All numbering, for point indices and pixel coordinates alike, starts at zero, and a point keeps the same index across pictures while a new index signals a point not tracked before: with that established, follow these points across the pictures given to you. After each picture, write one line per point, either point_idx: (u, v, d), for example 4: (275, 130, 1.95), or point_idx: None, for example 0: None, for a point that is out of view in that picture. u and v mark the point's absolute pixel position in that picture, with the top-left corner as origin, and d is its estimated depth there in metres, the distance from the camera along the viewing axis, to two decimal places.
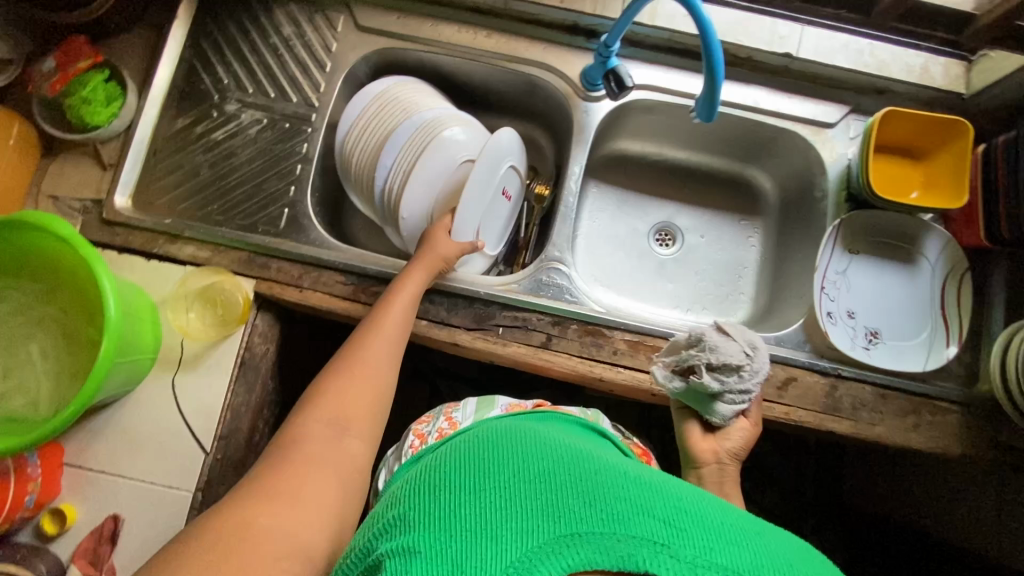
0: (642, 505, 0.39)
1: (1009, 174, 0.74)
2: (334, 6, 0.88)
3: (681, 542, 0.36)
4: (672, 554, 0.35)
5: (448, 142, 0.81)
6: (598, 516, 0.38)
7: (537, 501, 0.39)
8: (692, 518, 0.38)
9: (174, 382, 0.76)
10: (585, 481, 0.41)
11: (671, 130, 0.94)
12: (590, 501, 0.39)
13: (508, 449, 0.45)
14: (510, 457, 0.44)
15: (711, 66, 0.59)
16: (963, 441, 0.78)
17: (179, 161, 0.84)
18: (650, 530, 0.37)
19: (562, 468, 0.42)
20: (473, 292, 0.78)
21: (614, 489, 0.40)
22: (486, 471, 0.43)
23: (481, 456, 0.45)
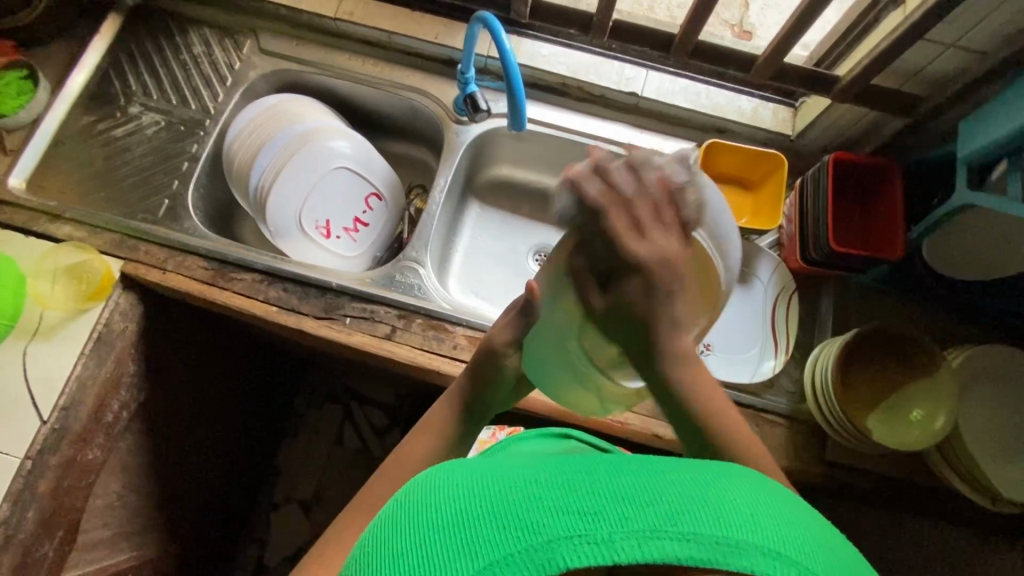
0: (554, 497, 0.30)
1: (815, 203, 0.79)
2: (243, 32, 0.99)
3: (599, 521, 0.29)
4: (591, 540, 0.29)
5: (320, 151, 0.90)
6: (513, 536, 0.29)
7: (452, 548, 0.30)
8: (609, 486, 0.31)
9: (25, 351, 0.79)
10: (498, 494, 0.32)
11: (545, 159, 1.01)
12: (506, 522, 0.30)
13: (422, 504, 0.34)
14: (422, 510, 0.34)
15: (512, 81, 0.71)
16: (790, 455, 0.79)
17: (78, 153, 0.92)
18: (565, 525, 0.29)
19: (480, 494, 0.32)
20: (325, 282, 0.83)
21: (525, 487, 0.32)
22: (396, 534, 0.33)
23: (399, 514, 0.35)
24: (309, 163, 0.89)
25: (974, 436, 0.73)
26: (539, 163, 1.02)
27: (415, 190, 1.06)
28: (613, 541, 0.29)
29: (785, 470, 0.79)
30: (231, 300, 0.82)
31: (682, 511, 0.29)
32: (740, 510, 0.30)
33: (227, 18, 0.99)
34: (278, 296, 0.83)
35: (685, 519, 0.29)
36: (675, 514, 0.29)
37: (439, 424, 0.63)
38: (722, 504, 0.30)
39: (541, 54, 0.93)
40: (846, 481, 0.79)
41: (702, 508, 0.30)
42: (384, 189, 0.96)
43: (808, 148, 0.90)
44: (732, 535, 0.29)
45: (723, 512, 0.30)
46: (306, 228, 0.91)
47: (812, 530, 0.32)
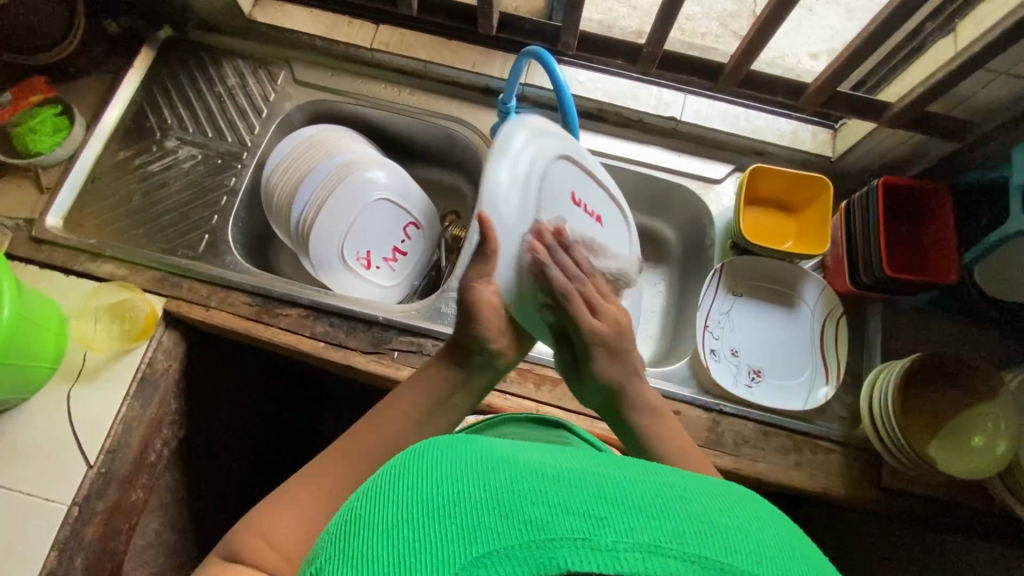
0: (556, 491, 0.28)
1: (865, 227, 0.79)
2: (277, 63, 0.98)
3: (606, 527, 0.27)
4: (595, 547, 0.26)
5: (360, 181, 0.89)
6: (512, 527, 0.27)
7: (444, 525, 0.27)
8: (619, 491, 0.29)
9: (70, 394, 0.78)
10: (499, 478, 0.29)
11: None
12: (503, 509, 0.27)
13: (417, 464, 0.32)
14: (414, 473, 0.31)
15: (566, 115, 0.70)
16: (848, 482, 0.78)
17: (115, 189, 0.91)
18: (569, 528, 0.27)
19: (477, 470, 0.30)
20: (371, 316, 0.82)
21: (528, 474, 0.29)
22: (381, 499, 0.30)
23: (384, 478, 0.32)
24: (353, 185, 0.88)
25: None
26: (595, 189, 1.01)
27: (450, 216, 1.05)
28: (615, 550, 0.26)
29: (842, 498, 0.78)
30: (278, 337, 0.81)
31: (691, 531, 0.27)
32: (743, 533, 0.29)
33: (261, 49, 0.99)
34: (324, 331, 0.82)
35: (695, 539, 0.27)
36: (685, 534, 0.27)
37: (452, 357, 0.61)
38: (726, 525, 0.29)
39: (579, 80, 0.93)
40: (906, 507, 0.78)
41: (713, 532, 0.28)
42: (422, 220, 0.96)
43: (849, 170, 0.90)
44: (738, 564, 0.27)
45: (728, 533, 0.28)
46: (347, 259, 0.90)
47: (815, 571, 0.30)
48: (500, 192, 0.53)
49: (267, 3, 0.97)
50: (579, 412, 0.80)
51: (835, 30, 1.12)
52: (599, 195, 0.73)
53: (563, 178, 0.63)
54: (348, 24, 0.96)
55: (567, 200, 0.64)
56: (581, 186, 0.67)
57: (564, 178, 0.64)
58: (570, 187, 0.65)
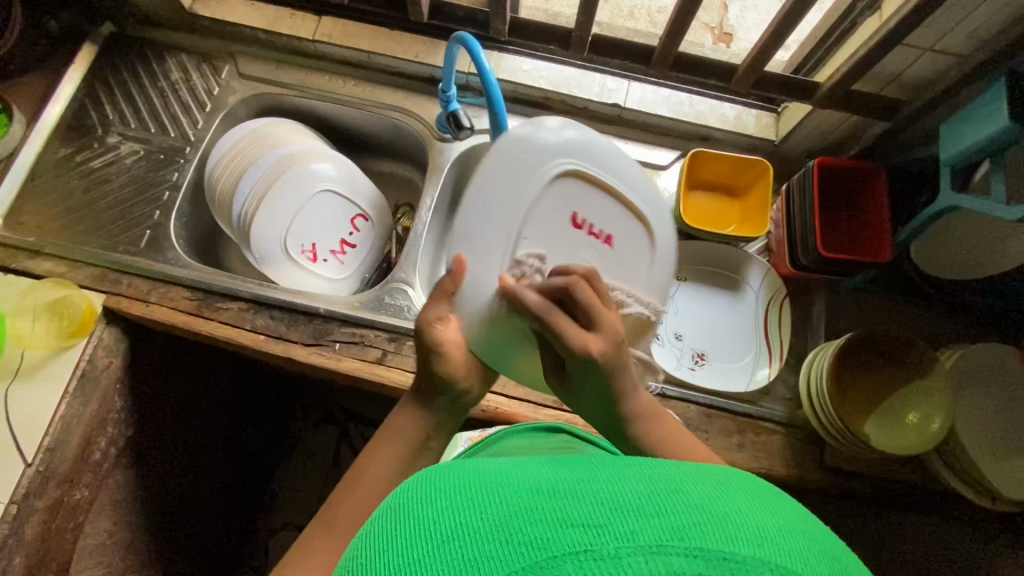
0: (553, 509, 0.28)
1: (803, 206, 0.79)
2: (220, 57, 0.98)
3: (604, 535, 0.26)
4: (595, 557, 0.25)
5: (303, 174, 0.88)
6: (517, 549, 0.26)
7: (452, 559, 0.27)
8: (612, 498, 0.28)
9: (7, 392, 0.77)
10: (499, 505, 0.29)
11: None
12: (507, 534, 0.27)
13: (420, 501, 0.32)
14: (419, 510, 0.31)
15: (494, 100, 0.70)
16: (791, 462, 0.79)
17: (56, 186, 0.90)
18: (569, 541, 0.26)
19: (478, 501, 0.30)
20: (312, 308, 0.82)
21: (524, 497, 0.29)
22: (388, 540, 0.30)
23: (390, 520, 0.32)
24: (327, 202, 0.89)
25: (971, 436, 0.73)
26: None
27: (402, 207, 1.04)
28: (619, 556, 0.25)
29: (786, 478, 0.78)
30: (217, 331, 0.81)
31: (689, 524, 0.27)
32: (751, 523, 0.28)
33: (204, 44, 0.98)
34: (265, 324, 0.81)
35: (691, 531, 0.26)
36: (681, 528, 0.26)
37: (420, 394, 0.57)
38: (728, 515, 0.28)
39: (522, 68, 0.93)
40: (849, 486, 0.78)
41: (709, 520, 0.27)
42: (370, 211, 0.95)
43: (791, 153, 0.91)
44: (742, 552, 0.26)
45: (734, 524, 0.27)
46: (292, 253, 0.89)
47: (824, 548, 0.29)
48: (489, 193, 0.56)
49: None
50: (523, 399, 0.80)
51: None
52: (622, 219, 0.60)
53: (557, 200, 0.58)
54: (290, 16, 0.95)
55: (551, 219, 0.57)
56: (589, 208, 0.59)
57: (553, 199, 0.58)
58: (568, 207, 0.58)
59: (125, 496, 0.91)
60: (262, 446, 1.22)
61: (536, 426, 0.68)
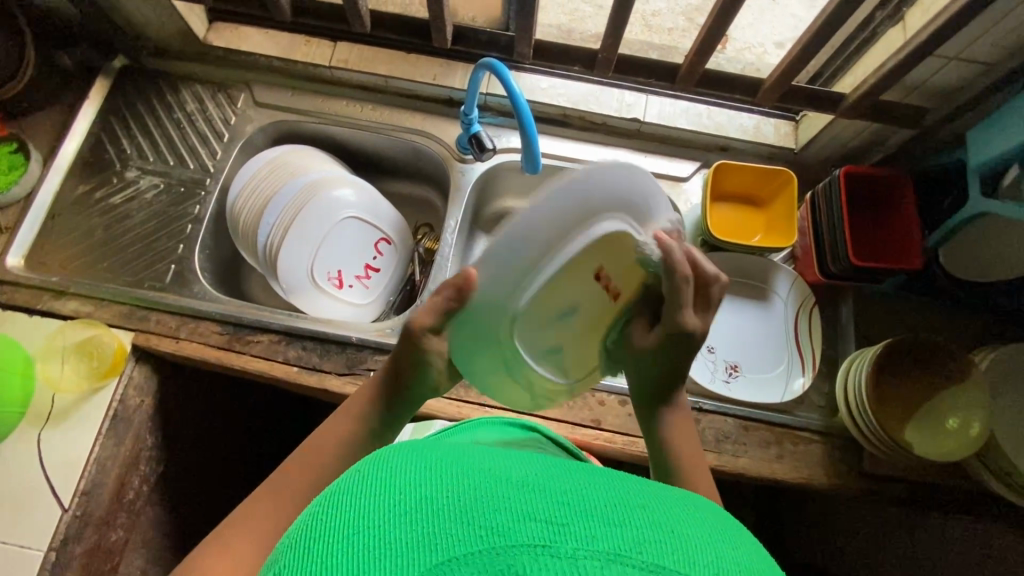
0: (518, 498, 0.29)
1: (831, 217, 0.79)
2: (236, 85, 0.97)
3: (565, 534, 0.27)
4: (554, 554, 0.26)
5: (326, 201, 0.88)
6: (477, 532, 0.27)
7: (410, 530, 0.28)
8: (578, 500, 0.29)
9: (41, 438, 0.76)
10: (462, 483, 0.30)
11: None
12: (469, 515, 0.28)
13: (382, 464, 0.33)
14: (381, 473, 0.32)
15: (525, 125, 0.70)
16: (829, 470, 0.79)
17: (76, 224, 0.89)
18: (531, 535, 0.27)
19: (445, 476, 0.30)
20: (344, 337, 0.82)
21: (490, 481, 0.30)
22: (347, 499, 0.31)
23: (350, 480, 0.32)
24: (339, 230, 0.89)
25: (1009, 439, 0.73)
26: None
27: (422, 228, 1.04)
28: (575, 558, 0.26)
29: (826, 487, 0.79)
30: (250, 365, 0.80)
31: (648, 540, 0.28)
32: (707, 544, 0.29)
33: (218, 73, 0.98)
34: (297, 356, 0.81)
35: (649, 547, 0.27)
36: (640, 542, 0.28)
37: (384, 384, 0.61)
38: (688, 535, 0.29)
39: (541, 87, 0.93)
40: (888, 492, 0.78)
41: (669, 540, 0.28)
42: (393, 234, 0.95)
43: (812, 161, 0.91)
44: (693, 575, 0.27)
45: (689, 543, 0.29)
46: (318, 281, 0.89)
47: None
48: (514, 243, 0.48)
49: (221, 26, 0.96)
50: (560, 419, 0.80)
51: (796, 18, 1.12)
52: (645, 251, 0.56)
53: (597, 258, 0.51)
54: (305, 43, 0.95)
55: (583, 274, 0.52)
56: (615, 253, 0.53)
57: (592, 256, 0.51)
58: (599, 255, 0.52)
59: (158, 533, 0.90)
60: None
61: (513, 423, 0.68)
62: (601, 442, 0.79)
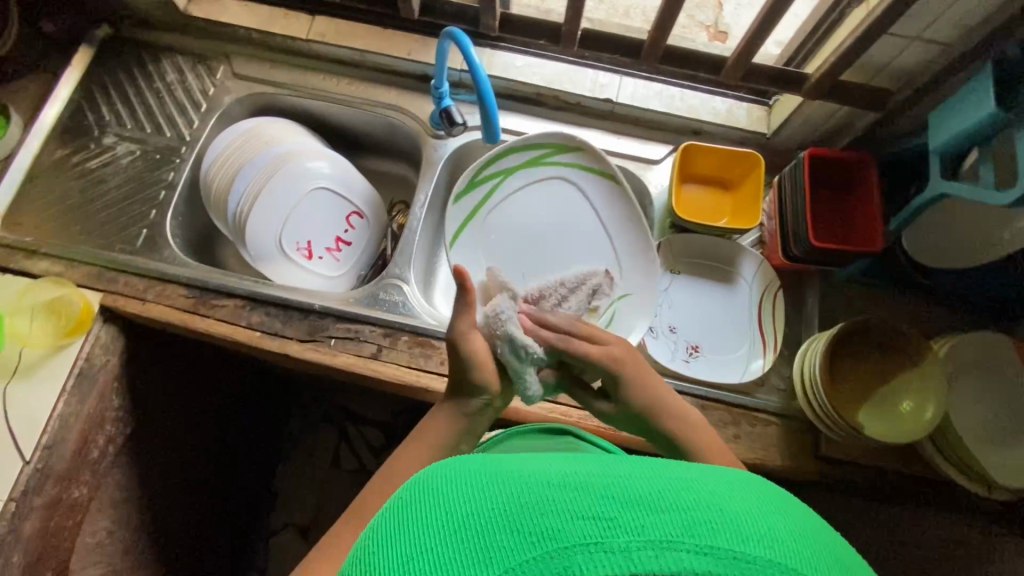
0: (564, 500, 0.29)
1: (795, 199, 0.79)
2: (215, 57, 0.99)
3: (615, 529, 0.27)
4: (606, 549, 0.27)
5: (299, 172, 0.89)
6: (530, 539, 0.28)
7: (464, 547, 0.28)
8: (624, 491, 0.29)
9: (5, 391, 0.78)
10: (510, 495, 0.30)
11: (563, 205, 0.91)
12: (521, 525, 0.28)
13: (430, 490, 0.33)
14: (430, 500, 0.32)
15: (484, 95, 0.71)
16: (785, 453, 0.79)
17: (53, 187, 0.91)
18: (581, 532, 0.28)
19: (490, 487, 0.31)
20: (307, 305, 0.83)
21: (533, 486, 0.30)
22: (403, 527, 0.31)
23: (399, 508, 0.33)
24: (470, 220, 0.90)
25: (965, 425, 0.73)
26: (560, 200, 0.91)
27: (398, 204, 1.05)
28: (627, 551, 0.27)
29: (781, 469, 0.79)
30: (214, 328, 0.81)
31: (698, 520, 0.28)
32: (762, 522, 0.29)
33: (199, 44, 0.99)
34: (261, 321, 0.82)
35: (701, 530, 0.27)
36: (691, 526, 0.28)
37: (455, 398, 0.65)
38: (742, 516, 0.29)
39: (515, 65, 0.93)
40: (842, 476, 0.78)
41: (719, 518, 0.28)
42: (366, 207, 0.96)
43: (783, 146, 0.91)
44: (751, 552, 0.27)
45: (744, 522, 0.29)
46: (287, 250, 0.90)
47: (825, 543, 0.30)
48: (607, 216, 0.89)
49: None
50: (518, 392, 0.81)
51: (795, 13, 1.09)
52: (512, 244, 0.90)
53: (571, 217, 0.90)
54: (284, 17, 0.96)
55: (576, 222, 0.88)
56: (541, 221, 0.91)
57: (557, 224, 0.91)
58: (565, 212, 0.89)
59: (123, 494, 0.91)
60: (262, 446, 1.23)
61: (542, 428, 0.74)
62: (557, 416, 0.79)
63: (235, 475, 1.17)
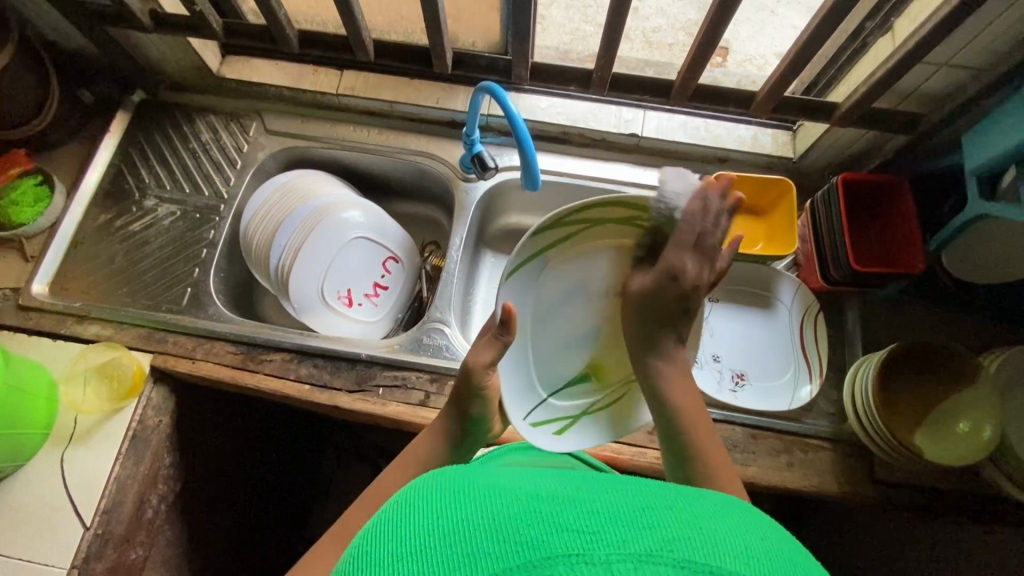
0: (552, 514, 0.29)
1: (831, 222, 0.80)
2: (248, 115, 1.01)
3: (597, 541, 0.27)
4: (588, 561, 0.26)
5: (335, 223, 0.91)
6: (511, 547, 0.28)
7: (447, 552, 0.28)
8: (611, 509, 0.29)
9: (63, 458, 0.79)
10: (498, 509, 0.30)
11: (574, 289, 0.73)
12: (505, 533, 0.28)
13: (418, 501, 0.34)
14: (421, 510, 0.32)
15: (522, 143, 0.74)
16: (841, 478, 0.78)
17: (98, 251, 0.93)
18: (564, 543, 0.27)
19: (479, 501, 0.31)
20: (354, 354, 0.84)
21: (523, 501, 0.31)
22: (392, 530, 0.32)
23: (392, 515, 0.34)
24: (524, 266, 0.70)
25: None
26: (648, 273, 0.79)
27: (430, 246, 1.07)
28: (608, 563, 0.26)
29: (839, 495, 0.78)
30: (263, 383, 0.82)
31: (682, 538, 0.28)
32: (747, 543, 0.29)
33: (231, 104, 1.02)
34: (308, 373, 0.83)
35: (682, 546, 0.27)
36: (673, 541, 0.27)
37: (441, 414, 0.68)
38: (725, 536, 0.29)
39: (540, 106, 0.95)
40: (901, 499, 0.77)
41: (704, 539, 0.28)
42: (401, 252, 0.98)
43: (811, 169, 0.92)
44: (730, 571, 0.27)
45: (727, 542, 0.28)
46: (328, 300, 0.92)
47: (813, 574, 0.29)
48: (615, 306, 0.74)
49: (234, 60, 1.01)
50: None
51: (794, 28, 1.09)
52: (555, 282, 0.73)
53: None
54: (313, 72, 0.99)
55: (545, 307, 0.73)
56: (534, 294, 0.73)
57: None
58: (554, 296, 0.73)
59: (175, 552, 0.92)
60: (300, 491, 1.23)
61: (540, 443, 0.73)
62: (609, 453, 0.79)
63: (277, 524, 1.16)
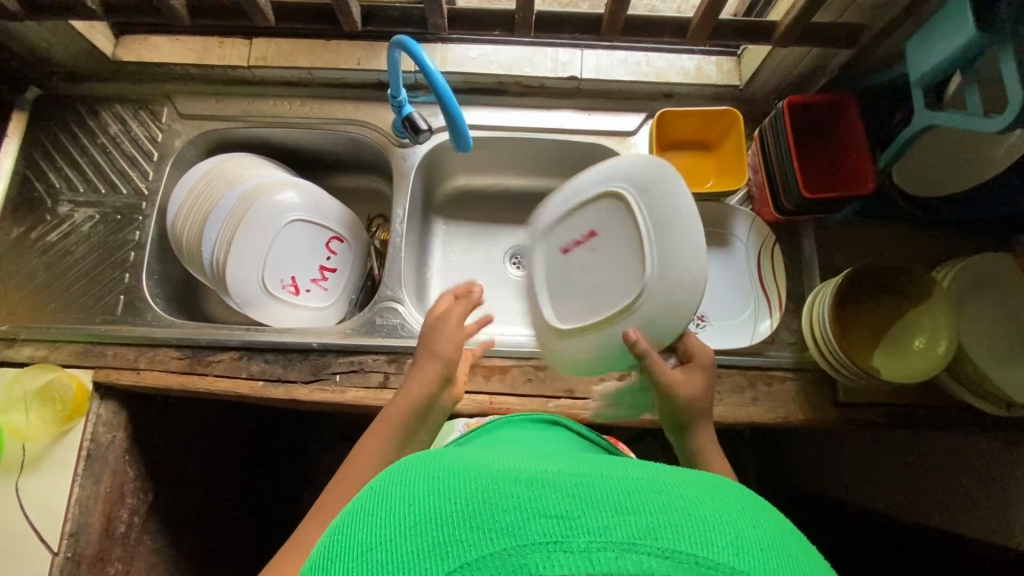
0: (527, 497, 0.27)
1: (780, 149, 0.77)
2: (157, 100, 0.93)
3: (576, 529, 0.26)
4: (566, 550, 0.25)
5: (267, 208, 0.85)
6: (483, 534, 0.26)
7: (424, 543, 0.27)
8: (591, 489, 0.28)
9: (16, 487, 0.76)
10: (471, 491, 0.28)
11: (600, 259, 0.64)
12: (480, 520, 0.27)
13: (392, 483, 0.32)
14: (385, 499, 0.30)
15: (445, 101, 0.69)
16: (805, 406, 0.79)
17: (16, 267, 0.87)
18: (539, 531, 0.26)
19: (451, 481, 0.30)
20: (305, 345, 0.80)
21: (502, 482, 0.29)
22: (360, 518, 0.30)
23: (360, 502, 0.31)
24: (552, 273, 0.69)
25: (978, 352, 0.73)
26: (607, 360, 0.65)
27: (377, 219, 1.02)
28: (589, 551, 0.25)
29: (805, 423, 0.78)
30: (213, 385, 0.79)
31: (666, 523, 0.27)
32: (737, 529, 0.28)
33: (138, 90, 0.94)
34: (260, 369, 0.80)
35: (665, 532, 0.26)
36: (656, 528, 0.26)
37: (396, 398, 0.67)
38: (711, 519, 0.28)
39: (470, 56, 0.89)
40: (867, 419, 0.78)
41: (688, 521, 0.27)
42: (344, 231, 0.93)
43: (758, 95, 0.89)
44: (714, 557, 0.26)
45: (712, 525, 0.27)
46: (273, 290, 0.87)
47: (798, 555, 0.29)
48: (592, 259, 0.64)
49: (129, 40, 0.92)
50: (533, 394, 0.80)
51: None
52: (619, 241, 0.62)
53: (578, 221, 0.66)
54: (220, 45, 0.91)
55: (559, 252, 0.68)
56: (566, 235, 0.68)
57: (581, 260, 0.66)
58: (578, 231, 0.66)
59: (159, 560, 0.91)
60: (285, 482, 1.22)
61: (530, 418, 0.70)
62: (576, 410, 0.78)
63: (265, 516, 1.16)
